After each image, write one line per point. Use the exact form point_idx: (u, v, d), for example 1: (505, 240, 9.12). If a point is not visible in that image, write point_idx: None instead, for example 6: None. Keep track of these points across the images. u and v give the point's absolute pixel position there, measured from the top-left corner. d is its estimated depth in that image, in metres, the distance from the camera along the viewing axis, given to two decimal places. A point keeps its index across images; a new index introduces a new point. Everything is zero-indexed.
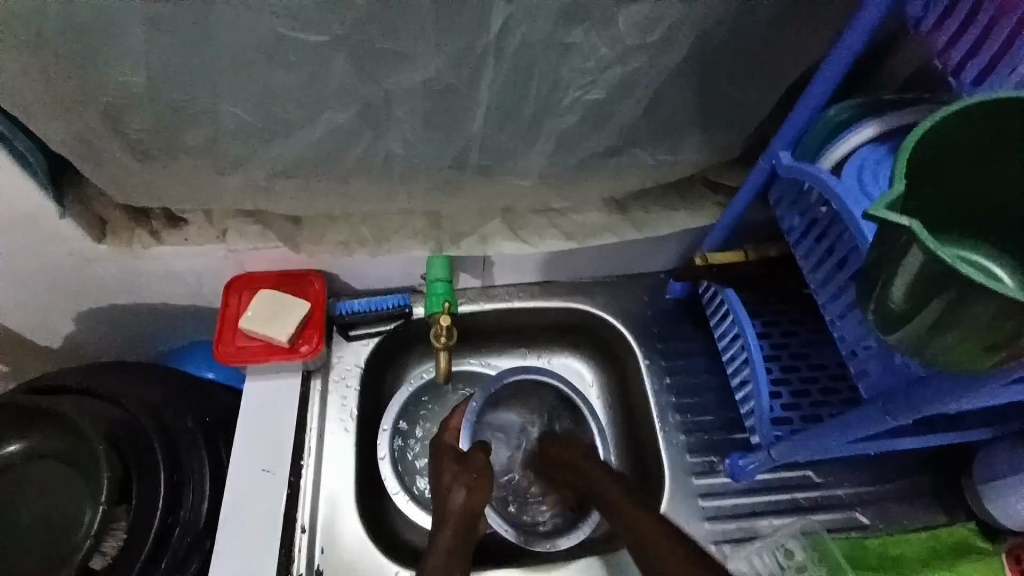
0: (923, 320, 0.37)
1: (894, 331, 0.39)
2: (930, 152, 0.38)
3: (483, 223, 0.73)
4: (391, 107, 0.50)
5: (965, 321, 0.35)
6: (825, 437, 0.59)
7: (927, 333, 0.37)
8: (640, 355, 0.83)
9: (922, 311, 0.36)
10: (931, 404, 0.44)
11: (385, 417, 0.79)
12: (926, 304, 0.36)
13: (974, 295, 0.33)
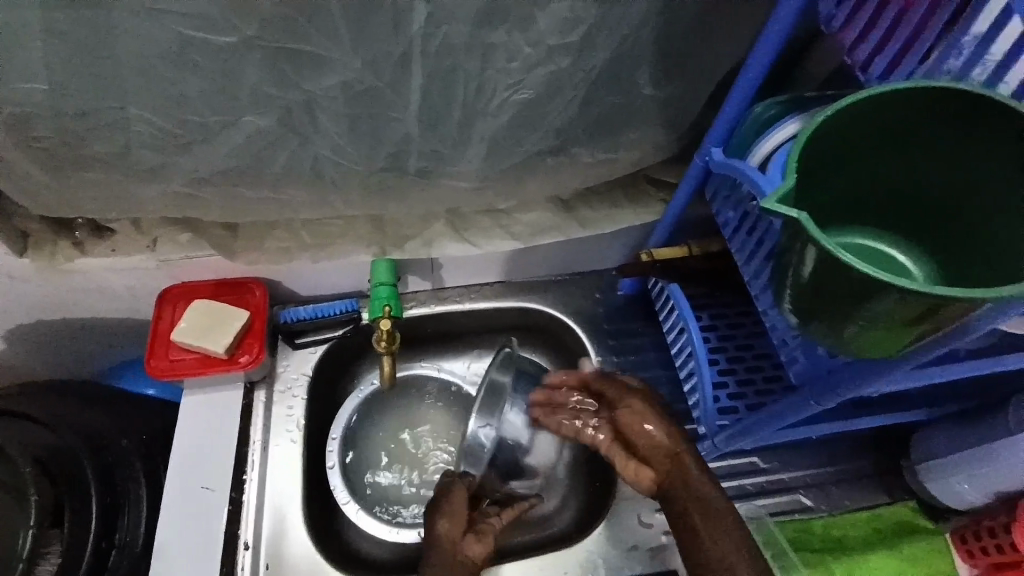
0: (837, 306, 0.38)
1: (812, 317, 0.40)
2: (824, 146, 0.40)
3: (428, 225, 0.72)
4: (314, 111, 0.49)
5: (879, 306, 0.36)
6: (765, 423, 0.60)
7: (840, 320, 0.38)
8: (592, 351, 0.83)
9: (832, 299, 0.38)
10: (848, 387, 0.46)
11: (334, 425, 0.77)
12: (838, 292, 0.37)
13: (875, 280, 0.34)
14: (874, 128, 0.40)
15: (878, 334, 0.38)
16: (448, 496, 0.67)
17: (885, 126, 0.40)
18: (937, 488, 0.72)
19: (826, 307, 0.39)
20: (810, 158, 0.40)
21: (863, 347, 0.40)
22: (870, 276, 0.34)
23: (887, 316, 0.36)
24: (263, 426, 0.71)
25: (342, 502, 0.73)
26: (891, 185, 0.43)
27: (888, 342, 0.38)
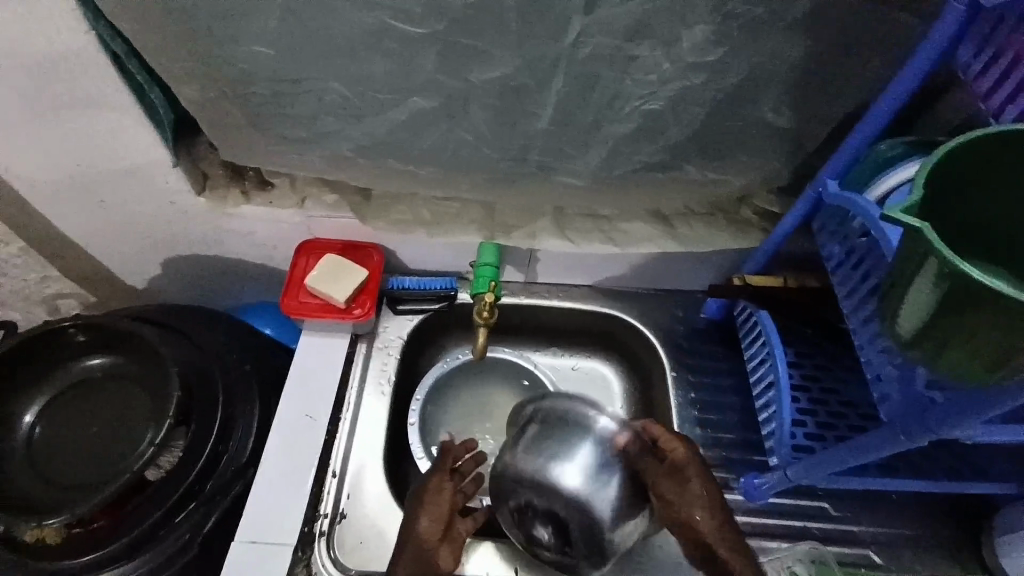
0: (951, 326, 0.38)
1: (920, 337, 0.41)
2: (947, 176, 0.41)
3: (534, 220, 0.78)
4: (467, 100, 0.56)
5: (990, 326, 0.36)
6: (839, 456, 0.58)
7: (953, 339, 0.39)
8: (668, 366, 0.85)
9: (945, 316, 0.38)
10: (944, 426, 0.45)
11: (419, 388, 0.83)
12: (948, 309, 0.38)
13: (986, 304, 0.35)
14: (1005, 164, 0.41)
15: (992, 356, 0.38)
16: (428, 499, 0.67)
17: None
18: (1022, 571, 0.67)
19: (943, 325, 0.39)
20: (938, 185, 0.41)
21: (974, 372, 0.40)
22: (993, 291, 0.35)
23: (1002, 337, 0.36)
24: (361, 375, 0.79)
25: (419, 458, 0.78)
26: (1015, 226, 0.43)
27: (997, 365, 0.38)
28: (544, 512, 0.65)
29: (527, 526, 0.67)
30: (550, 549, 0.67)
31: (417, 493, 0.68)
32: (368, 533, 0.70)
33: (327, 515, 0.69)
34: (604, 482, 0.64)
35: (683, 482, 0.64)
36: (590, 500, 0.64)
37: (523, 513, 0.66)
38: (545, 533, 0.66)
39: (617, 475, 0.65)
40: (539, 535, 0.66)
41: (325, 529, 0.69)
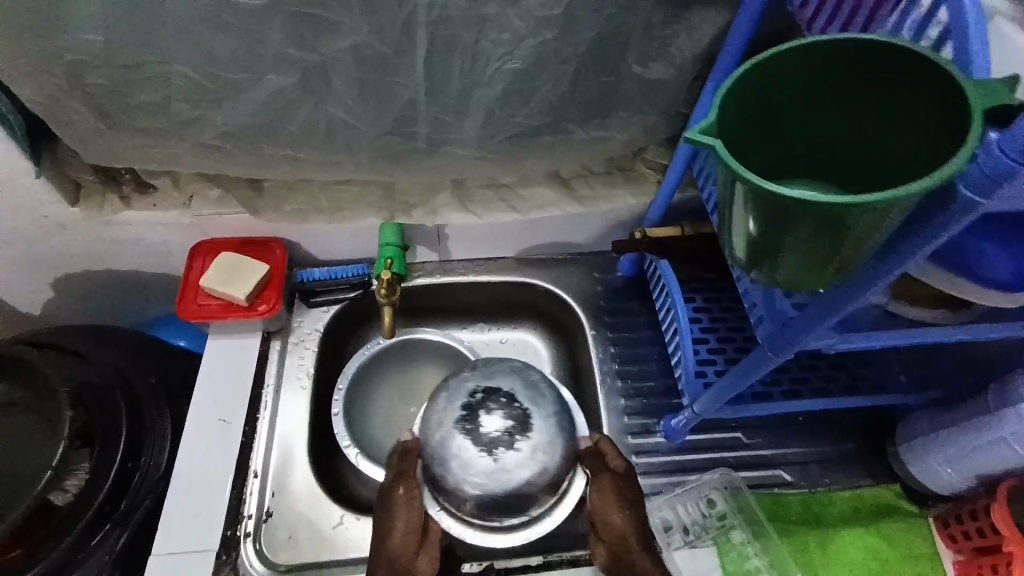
0: (768, 245, 0.39)
1: (749, 257, 0.42)
2: (759, 92, 0.39)
3: (433, 195, 0.78)
4: (327, 73, 0.55)
5: (798, 239, 0.37)
6: (734, 382, 0.61)
7: (774, 257, 0.40)
8: (587, 326, 0.88)
9: (776, 233, 0.38)
10: (800, 336, 0.49)
11: (340, 379, 0.80)
12: (766, 225, 0.38)
13: (791, 220, 0.36)
14: (815, 78, 0.40)
15: (829, 257, 0.38)
16: (398, 507, 0.62)
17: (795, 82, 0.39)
18: (923, 470, 0.70)
19: (766, 242, 0.39)
20: (742, 106, 0.39)
21: (812, 276, 0.40)
22: (802, 202, 0.34)
23: (828, 240, 0.37)
24: (277, 373, 0.78)
25: (345, 447, 0.76)
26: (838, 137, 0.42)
27: (813, 273, 0.40)
28: (474, 438, 0.61)
29: (469, 448, 0.61)
30: (463, 483, 0.60)
31: (382, 502, 0.63)
32: (295, 526, 0.69)
33: (249, 515, 0.68)
34: (537, 406, 0.64)
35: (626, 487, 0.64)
36: (542, 455, 0.61)
37: (474, 434, 0.61)
38: (482, 461, 0.60)
39: (547, 399, 0.65)
40: (474, 461, 0.60)
41: (251, 530, 0.68)
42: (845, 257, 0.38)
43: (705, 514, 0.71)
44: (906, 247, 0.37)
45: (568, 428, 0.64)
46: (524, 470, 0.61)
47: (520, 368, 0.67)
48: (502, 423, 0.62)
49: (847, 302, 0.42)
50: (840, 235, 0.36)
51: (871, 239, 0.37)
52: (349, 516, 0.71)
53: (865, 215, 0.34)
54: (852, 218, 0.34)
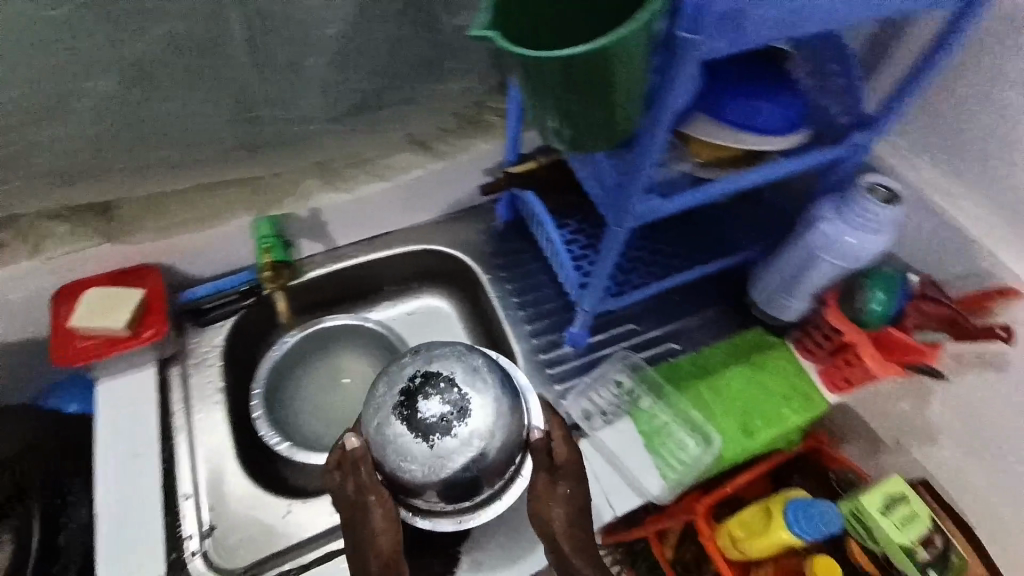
0: (559, 111, 0.46)
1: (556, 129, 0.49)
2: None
3: (299, 183, 0.80)
4: (151, 68, 0.60)
5: (576, 100, 0.45)
6: (601, 268, 0.70)
7: (569, 122, 0.47)
8: (481, 272, 0.93)
9: (566, 100, 0.45)
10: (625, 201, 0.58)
11: (254, 381, 0.80)
12: (550, 93, 0.45)
13: (563, 84, 0.43)
14: None
15: (615, 109, 0.45)
16: (375, 522, 0.61)
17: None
18: (775, 307, 0.84)
19: (557, 110, 0.46)
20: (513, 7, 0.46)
21: (612, 132, 0.48)
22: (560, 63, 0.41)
23: (604, 93, 0.43)
24: (183, 395, 0.76)
25: (273, 444, 0.77)
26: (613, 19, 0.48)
27: (603, 130, 0.48)
28: (411, 425, 0.59)
29: (405, 435, 0.59)
30: (401, 468, 0.59)
31: (354, 519, 0.61)
32: (245, 530, 0.70)
33: (194, 535, 0.68)
34: (483, 395, 0.61)
35: (560, 490, 0.64)
36: (479, 442, 0.59)
37: (412, 420, 0.59)
38: (418, 448, 0.59)
39: (490, 391, 0.61)
40: (410, 447, 0.59)
41: (197, 547, 0.67)
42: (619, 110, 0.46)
43: (617, 396, 0.82)
44: (661, 88, 0.45)
45: (510, 410, 0.62)
46: (460, 456, 0.59)
47: (465, 351, 0.64)
48: (441, 408, 0.59)
49: (648, 157, 0.50)
50: (611, 86, 0.43)
51: (638, 83, 0.44)
52: (297, 504, 0.72)
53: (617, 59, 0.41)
54: (609, 64, 0.41)
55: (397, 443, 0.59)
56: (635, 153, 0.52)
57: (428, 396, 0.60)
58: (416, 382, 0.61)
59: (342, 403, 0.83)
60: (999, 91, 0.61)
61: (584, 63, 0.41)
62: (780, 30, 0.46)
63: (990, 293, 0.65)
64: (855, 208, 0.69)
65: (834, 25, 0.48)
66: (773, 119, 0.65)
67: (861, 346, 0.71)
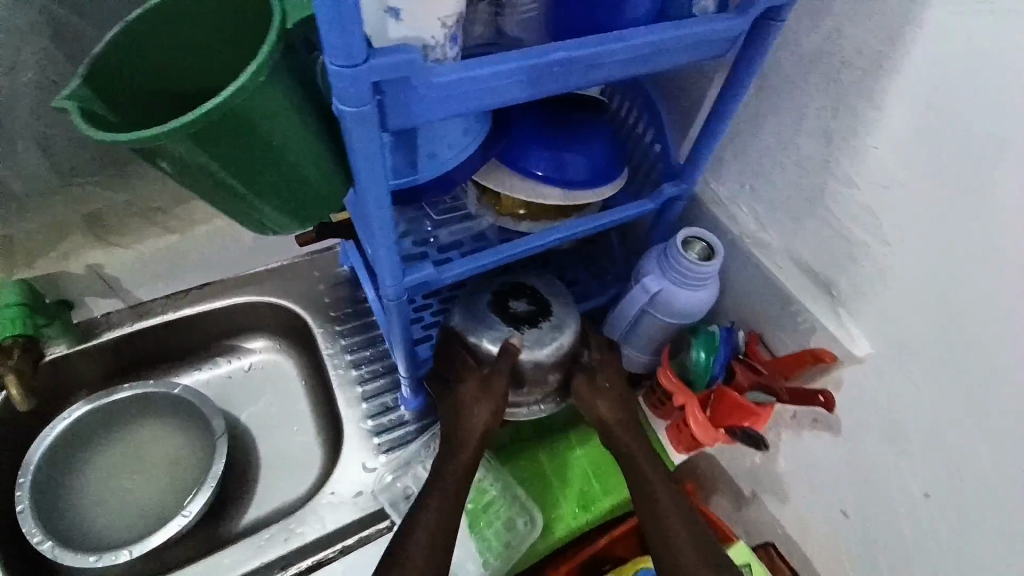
0: (218, 189, 0.36)
1: (236, 214, 0.39)
2: (127, 63, 0.42)
3: (61, 239, 0.70)
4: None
5: (224, 172, 0.35)
6: (394, 332, 0.61)
7: (238, 201, 0.37)
8: (313, 326, 0.85)
9: (198, 182, 0.36)
10: (385, 269, 0.50)
11: (20, 469, 0.67)
12: (187, 172, 0.34)
13: (192, 156, 0.33)
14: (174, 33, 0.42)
15: (271, 184, 0.37)
16: (462, 399, 0.63)
17: (155, 56, 0.43)
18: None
19: (213, 189, 0.36)
20: (109, 74, 0.41)
21: (296, 210, 0.39)
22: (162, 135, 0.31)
23: (240, 168, 0.35)
24: None
25: (36, 544, 0.64)
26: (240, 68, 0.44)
27: (289, 200, 0.38)
28: (511, 317, 0.63)
29: (500, 327, 0.63)
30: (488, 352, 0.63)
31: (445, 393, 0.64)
32: None
33: None
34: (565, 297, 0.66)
35: (600, 382, 0.66)
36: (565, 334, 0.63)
37: (501, 314, 0.64)
38: (512, 334, 0.62)
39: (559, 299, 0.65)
40: (502, 330, 0.63)
41: None
42: (294, 170, 0.37)
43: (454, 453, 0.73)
44: (351, 154, 0.37)
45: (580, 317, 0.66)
46: (538, 350, 0.62)
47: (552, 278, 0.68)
48: (526, 306, 0.64)
49: (375, 228, 0.44)
50: (242, 160, 0.34)
51: (293, 155, 0.36)
52: None
53: (229, 129, 0.32)
54: (219, 136, 0.33)
55: (503, 323, 0.63)
56: (367, 221, 0.44)
57: (506, 298, 0.65)
58: (509, 284, 0.66)
59: (136, 490, 0.73)
60: (795, 139, 0.59)
61: (182, 141, 0.32)
62: (488, 96, 0.39)
63: (809, 356, 0.62)
64: (673, 262, 0.65)
65: (558, 84, 0.42)
66: (577, 173, 0.61)
67: (690, 412, 0.66)
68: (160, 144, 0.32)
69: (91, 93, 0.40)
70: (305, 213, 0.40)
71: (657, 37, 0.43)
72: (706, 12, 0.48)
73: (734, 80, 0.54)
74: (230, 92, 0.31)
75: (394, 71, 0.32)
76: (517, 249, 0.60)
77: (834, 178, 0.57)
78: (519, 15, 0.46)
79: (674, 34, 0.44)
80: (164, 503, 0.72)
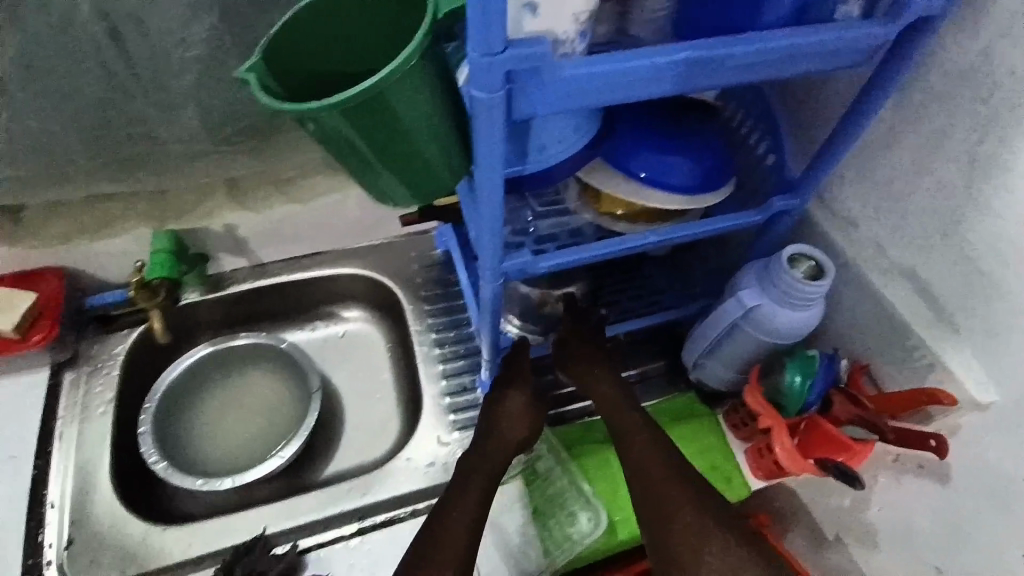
0: (362, 163, 0.40)
1: (369, 186, 0.43)
2: (298, 43, 0.44)
3: (206, 199, 0.78)
4: (5, 87, 0.57)
5: (370, 147, 0.39)
6: (485, 318, 0.64)
7: (374, 175, 0.41)
8: (405, 302, 0.90)
9: (340, 150, 0.39)
10: (490, 252, 0.52)
11: (149, 396, 0.77)
12: (343, 143, 0.38)
13: (347, 130, 0.37)
14: (336, 22, 0.44)
15: (402, 159, 0.40)
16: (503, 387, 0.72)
17: (325, 38, 0.45)
18: (701, 374, 0.77)
19: (357, 162, 0.40)
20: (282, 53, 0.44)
21: (415, 188, 0.43)
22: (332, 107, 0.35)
23: (377, 144, 0.38)
24: (68, 404, 0.74)
25: (152, 463, 0.73)
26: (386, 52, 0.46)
27: (418, 177, 0.42)
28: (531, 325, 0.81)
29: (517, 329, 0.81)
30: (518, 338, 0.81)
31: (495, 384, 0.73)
32: (97, 549, 0.66)
33: (51, 545, 0.66)
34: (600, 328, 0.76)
35: (608, 383, 0.70)
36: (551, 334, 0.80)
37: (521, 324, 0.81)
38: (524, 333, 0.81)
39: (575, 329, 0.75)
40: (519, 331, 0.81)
41: (53, 557, 0.66)
42: (426, 149, 0.40)
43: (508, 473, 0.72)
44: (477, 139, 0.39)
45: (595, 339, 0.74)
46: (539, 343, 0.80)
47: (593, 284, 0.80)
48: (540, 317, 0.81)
49: (486, 212, 0.46)
50: (383, 136, 0.38)
51: (423, 139, 0.39)
52: (155, 529, 0.67)
53: (375, 110, 0.36)
54: (370, 113, 0.36)
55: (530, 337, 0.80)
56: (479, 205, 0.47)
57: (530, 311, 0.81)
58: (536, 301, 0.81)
59: (240, 430, 0.81)
60: (936, 160, 0.54)
61: (338, 118, 0.36)
62: (613, 92, 0.40)
63: (922, 397, 0.57)
64: (775, 279, 0.62)
65: (681, 85, 0.42)
66: (684, 177, 0.60)
67: (776, 438, 0.63)
68: (318, 117, 0.36)
69: (265, 69, 0.43)
70: (421, 192, 0.43)
71: (792, 41, 0.42)
72: (849, 18, 0.45)
73: (874, 89, 0.51)
74: (384, 75, 0.34)
75: (526, 62, 0.34)
76: (615, 247, 0.60)
77: (981, 207, 0.52)
78: (644, 19, 0.47)
79: (811, 39, 0.42)
80: (263, 445, 0.80)
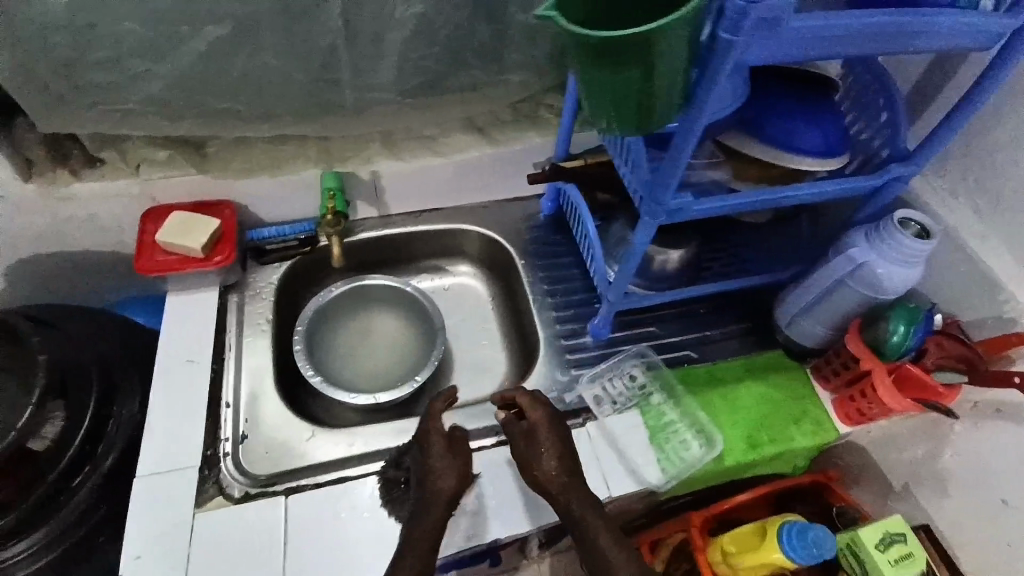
0: (609, 91, 0.49)
1: (600, 112, 0.52)
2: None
3: (362, 147, 0.88)
4: (252, 29, 0.66)
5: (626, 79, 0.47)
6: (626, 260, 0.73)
7: (611, 104, 0.50)
8: (516, 257, 0.98)
9: (600, 78, 0.48)
10: (660, 190, 0.61)
11: (300, 318, 0.87)
12: (607, 71, 0.47)
13: (617, 59, 0.46)
14: None
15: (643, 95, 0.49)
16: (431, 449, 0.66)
17: None
18: (796, 333, 0.85)
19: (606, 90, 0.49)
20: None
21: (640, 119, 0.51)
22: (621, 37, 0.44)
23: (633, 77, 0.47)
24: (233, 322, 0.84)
25: (308, 376, 0.82)
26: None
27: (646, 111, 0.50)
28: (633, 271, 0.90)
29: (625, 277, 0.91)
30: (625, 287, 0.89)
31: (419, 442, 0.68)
32: (270, 443, 0.77)
33: (228, 438, 0.75)
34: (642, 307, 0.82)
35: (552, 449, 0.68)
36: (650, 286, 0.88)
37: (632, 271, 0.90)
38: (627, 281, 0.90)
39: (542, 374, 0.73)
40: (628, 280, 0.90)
41: (229, 449, 0.74)
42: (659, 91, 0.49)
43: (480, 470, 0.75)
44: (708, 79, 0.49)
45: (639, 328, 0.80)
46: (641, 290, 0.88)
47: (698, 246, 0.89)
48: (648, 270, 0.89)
49: (679, 147, 0.56)
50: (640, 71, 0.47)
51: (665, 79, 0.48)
52: (320, 429, 0.78)
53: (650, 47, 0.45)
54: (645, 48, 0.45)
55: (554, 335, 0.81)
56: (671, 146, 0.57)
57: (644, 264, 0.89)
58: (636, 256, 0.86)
59: (374, 357, 0.91)
60: None
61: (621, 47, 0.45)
62: (810, 46, 0.50)
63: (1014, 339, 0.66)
64: (888, 237, 0.69)
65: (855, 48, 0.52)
66: (815, 143, 0.69)
67: (877, 380, 0.71)
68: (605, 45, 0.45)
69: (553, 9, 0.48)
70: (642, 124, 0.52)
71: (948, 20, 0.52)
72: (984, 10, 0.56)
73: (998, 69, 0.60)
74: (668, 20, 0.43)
75: (771, 12, 0.44)
76: (751, 197, 0.67)
77: None
78: None
79: (964, 18, 0.52)
80: (394, 373, 0.89)
